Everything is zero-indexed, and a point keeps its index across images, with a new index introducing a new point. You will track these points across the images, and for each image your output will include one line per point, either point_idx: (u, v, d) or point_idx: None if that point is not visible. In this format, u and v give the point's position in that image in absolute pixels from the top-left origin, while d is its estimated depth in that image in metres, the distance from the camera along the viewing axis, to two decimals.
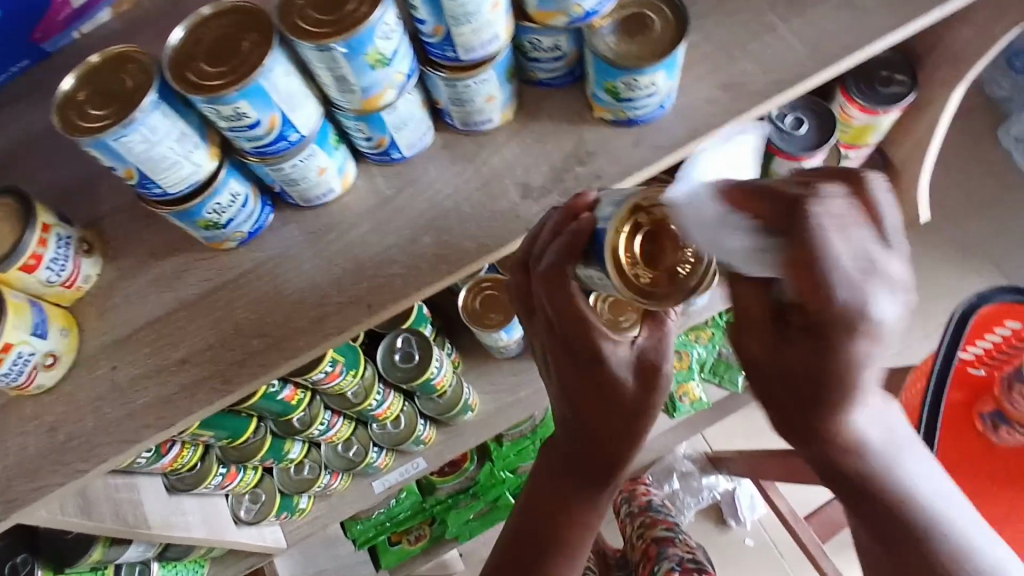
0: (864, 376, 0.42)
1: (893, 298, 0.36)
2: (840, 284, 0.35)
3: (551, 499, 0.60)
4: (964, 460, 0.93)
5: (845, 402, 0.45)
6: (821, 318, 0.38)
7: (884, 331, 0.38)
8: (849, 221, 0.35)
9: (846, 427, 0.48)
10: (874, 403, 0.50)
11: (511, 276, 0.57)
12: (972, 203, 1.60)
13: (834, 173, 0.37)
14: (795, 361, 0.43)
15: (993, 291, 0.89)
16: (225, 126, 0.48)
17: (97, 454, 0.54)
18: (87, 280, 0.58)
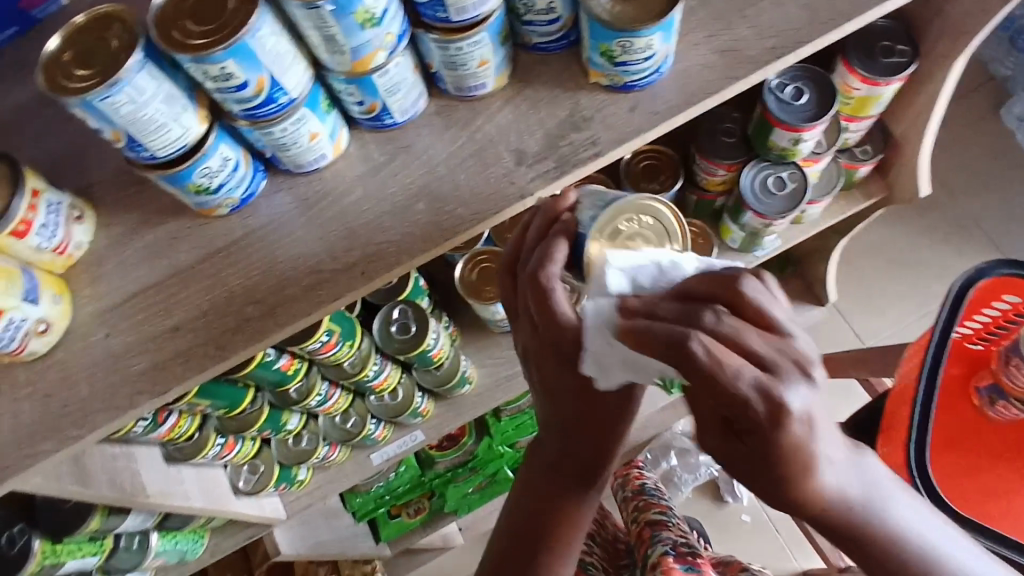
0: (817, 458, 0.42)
1: (806, 389, 0.40)
2: (752, 387, 0.40)
3: (538, 501, 0.60)
4: (959, 433, 0.94)
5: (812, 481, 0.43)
6: (756, 420, 0.40)
7: (812, 418, 0.41)
8: (741, 330, 0.41)
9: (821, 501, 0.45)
10: (846, 462, 0.45)
11: (499, 279, 0.60)
12: (973, 181, 1.59)
13: (721, 282, 0.44)
14: (748, 462, 0.43)
15: (992, 265, 0.86)
16: (213, 87, 0.47)
17: (92, 421, 0.54)
18: (79, 247, 0.57)
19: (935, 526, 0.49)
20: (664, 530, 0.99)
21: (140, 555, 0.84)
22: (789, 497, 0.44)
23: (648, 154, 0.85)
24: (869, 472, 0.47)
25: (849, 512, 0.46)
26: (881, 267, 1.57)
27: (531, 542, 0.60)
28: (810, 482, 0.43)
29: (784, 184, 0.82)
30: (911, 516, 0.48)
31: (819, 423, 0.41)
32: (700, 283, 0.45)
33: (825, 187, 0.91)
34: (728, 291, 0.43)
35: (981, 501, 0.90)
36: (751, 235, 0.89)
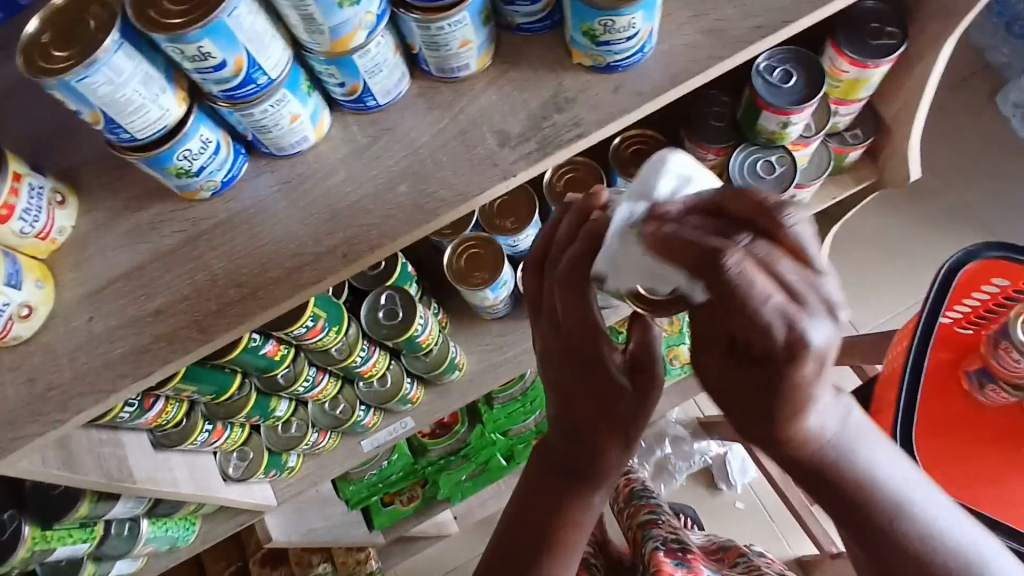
0: (814, 392, 0.42)
1: (829, 328, 0.36)
2: (772, 322, 0.36)
3: (544, 502, 0.61)
4: (949, 418, 0.94)
5: (802, 412, 0.44)
6: (765, 350, 0.38)
7: (826, 359, 0.38)
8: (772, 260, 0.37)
9: (802, 431, 0.47)
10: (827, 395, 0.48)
11: (524, 281, 0.62)
12: (967, 168, 1.58)
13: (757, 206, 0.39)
14: (754, 388, 0.43)
15: (982, 247, 0.86)
16: (191, 68, 0.47)
17: (75, 404, 0.54)
18: (62, 231, 0.57)
19: (909, 479, 0.51)
20: (655, 527, 0.99)
21: (131, 542, 0.84)
22: (774, 431, 0.46)
23: (642, 137, 0.84)
24: (848, 416, 0.50)
25: (823, 451, 0.49)
26: (875, 255, 1.57)
27: (535, 542, 0.60)
28: (796, 422, 0.45)
29: (772, 168, 0.82)
30: (887, 465, 0.51)
31: (829, 367, 0.40)
32: (732, 199, 0.40)
33: (815, 170, 0.90)
34: (764, 215, 0.38)
35: (975, 486, 0.90)
36: None
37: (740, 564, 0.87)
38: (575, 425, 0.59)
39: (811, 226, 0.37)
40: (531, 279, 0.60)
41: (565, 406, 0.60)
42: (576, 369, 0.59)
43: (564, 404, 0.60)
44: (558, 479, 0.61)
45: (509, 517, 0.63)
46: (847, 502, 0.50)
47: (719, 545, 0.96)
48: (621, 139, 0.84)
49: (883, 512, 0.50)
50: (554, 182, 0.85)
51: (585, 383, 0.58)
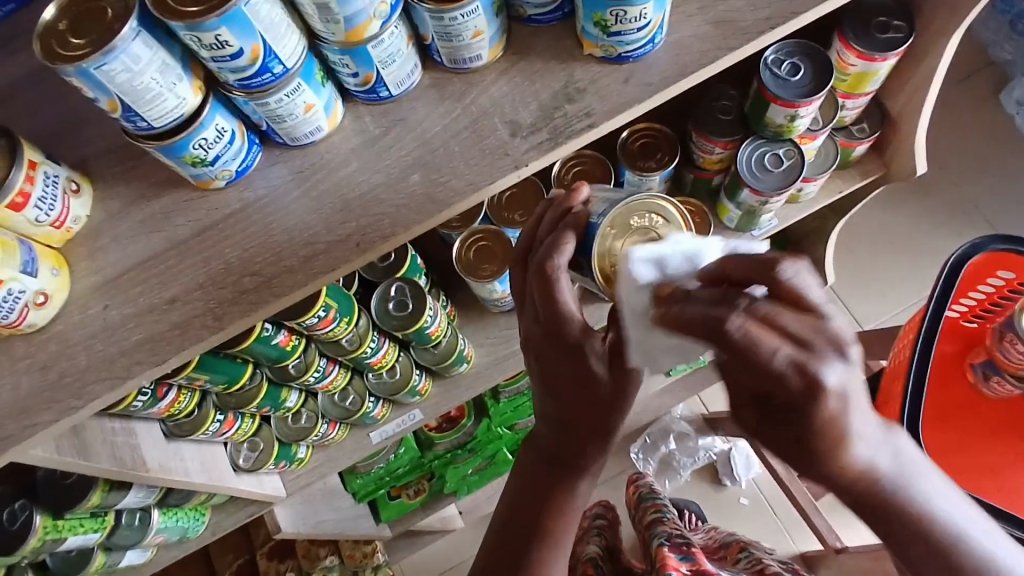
0: (850, 425, 0.43)
1: (843, 367, 0.40)
2: (784, 369, 0.40)
3: (535, 495, 0.62)
4: (955, 410, 0.95)
5: (845, 444, 0.44)
6: (787, 398, 0.41)
7: (845, 396, 0.41)
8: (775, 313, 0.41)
9: (851, 466, 0.45)
10: (880, 429, 0.46)
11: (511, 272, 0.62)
12: (972, 164, 1.58)
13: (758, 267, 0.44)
14: (784, 432, 0.44)
15: (986, 239, 0.86)
16: (208, 56, 0.48)
17: (91, 391, 0.55)
18: (77, 221, 0.58)
19: (961, 510, 0.50)
20: (662, 524, 0.94)
21: (141, 532, 0.85)
22: (821, 465, 0.45)
23: (650, 129, 0.85)
24: (902, 448, 0.48)
25: (880, 486, 0.47)
26: (880, 251, 1.57)
27: (527, 533, 0.62)
28: (845, 453, 0.44)
29: (780, 162, 0.82)
30: (939, 494, 0.49)
31: (854, 402, 0.42)
32: (735, 265, 0.46)
33: (822, 165, 0.90)
34: (765, 276, 0.43)
35: (984, 478, 0.90)
36: (747, 214, 0.89)
37: (742, 560, 0.84)
38: (561, 418, 0.58)
39: (807, 275, 0.42)
40: (517, 273, 0.60)
41: (547, 397, 0.58)
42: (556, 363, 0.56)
43: (552, 397, 0.58)
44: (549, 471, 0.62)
45: (504, 509, 0.64)
46: (903, 534, 0.49)
47: (721, 543, 0.96)
48: (630, 132, 0.85)
49: (933, 539, 0.49)
50: (563, 175, 0.86)
51: (564, 373, 0.56)
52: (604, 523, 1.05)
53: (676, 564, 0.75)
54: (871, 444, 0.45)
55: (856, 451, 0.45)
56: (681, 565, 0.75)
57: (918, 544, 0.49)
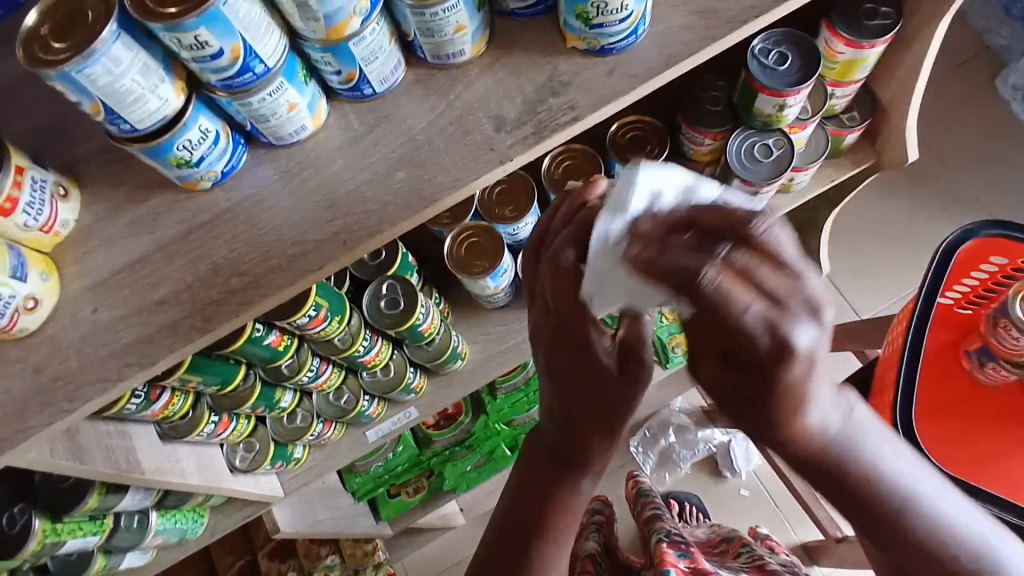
0: (809, 387, 0.42)
1: (815, 329, 0.38)
2: (756, 329, 0.38)
3: (536, 489, 0.62)
4: (953, 399, 0.94)
5: (799, 406, 0.44)
6: (754, 356, 0.40)
7: (812, 358, 0.39)
8: (751, 267, 0.37)
9: (804, 428, 0.46)
10: (834, 392, 0.47)
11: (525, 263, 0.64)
12: (967, 153, 1.58)
13: (724, 219, 0.39)
14: (745, 388, 0.43)
15: (978, 225, 0.86)
16: (189, 57, 0.48)
17: (83, 393, 0.55)
18: (65, 225, 0.58)
19: (921, 476, 0.50)
20: (660, 521, 0.94)
21: (140, 534, 0.85)
22: (777, 424, 0.45)
23: (639, 122, 0.85)
24: (852, 411, 0.49)
25: (834, 450, 0.48)
26: (879, 239, 1.56)
27: (527, 532, 0.61)
28: (800, 415, 0.45)
29: (769, 152, 0.82)
30: (894, 459, 0.50)
31: (822, 365, 0.41)
32: (705, 213, 0.41)
33: (812, 154, 0.90)
34: (736, 229, 0.38)
35: (984, 466, 0.90)
36: None
37: (742, 555, 0.84)
38: (566, 412, 0.60)
39: (787, 230, 0.38)
40: (531, 262, 0.62)
41: (556, 389, 0.60)
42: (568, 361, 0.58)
43: (558, 389, 0.59)
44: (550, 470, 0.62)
45: (502, 509, 0.64)
46: (862, 500, 0.50)
47: (721, 538, 0.94)
48: (619, 126, 0.85)
49: (887, 503, 0.49)
50: (553, 170, 0.86)
51: (577, 364, 0.58)
52: (600, 520, 1.04)
53: (674, 561, 0.75)
54: (826, 408, 0.46)
55: (809, 416, 0.46)
56: (679, 561, 0.75)
57: (872, 508, 0.50)
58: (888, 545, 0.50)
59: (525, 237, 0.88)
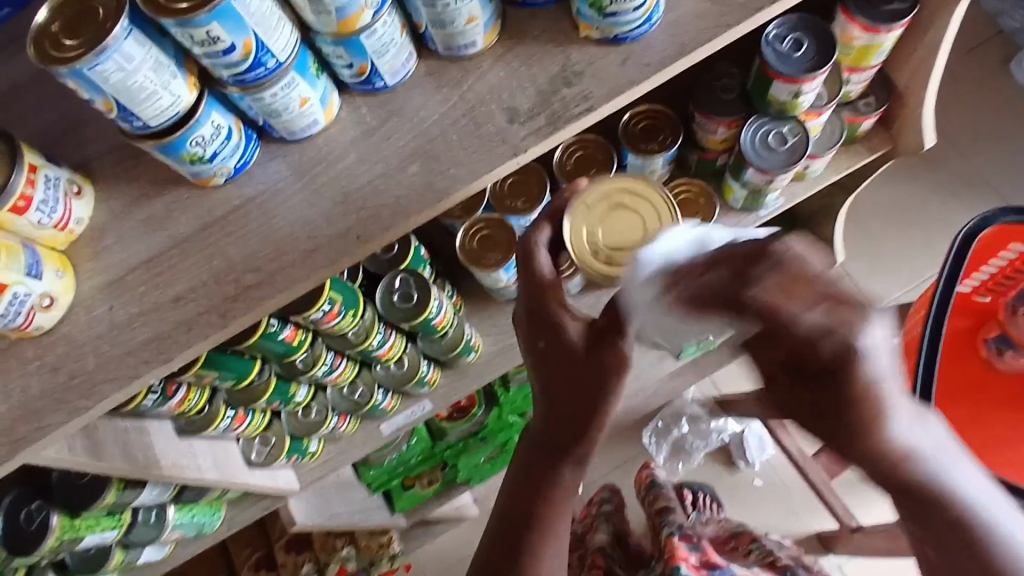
0: (881, 395, 0.46)
1: (881, 329, 0.43)
2: (821, 334, 0.43)
3: (527, 487, 0.61)
4: (973, 387, 0.92)
5: (881, 414, 0.47)
6: (825, 365, 0.45)
7: (875, 360, 0.44)
8: (783, 282, 0.44)
9: (889, 439, 0.49)
10: (919, 411, 0.49)
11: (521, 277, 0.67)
12: (982, 137, 1.56)
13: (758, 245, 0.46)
14: (817, 400, 0.48)
15: (996, 213, 0.86)
16: (201, 53, 0.47)
17: (101, 391, 0.55)
18: (79, 222, 0.58)
19: (994, 499, 0.53)
20: (672, 513, 0.93)
21: (157, 529, 0.86)
22: (855, 433, 0.48)
23: (650, 111, 0.84)
24: (932, 431, 0.50)
25: (919, 468, 0.50)
26: (893, 227, 1.55)
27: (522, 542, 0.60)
28: (880, 426, 0.48)
29: (784, 140, 0.81)
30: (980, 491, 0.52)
31: (887, 370, 0.45)
32: (725, 252, 0.50)
33: (827, 142, 0.89)
34: (765, 251, 0.45)
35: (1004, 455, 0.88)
36: (752, 193, 0.88)
37: (753, 552, 0.83)
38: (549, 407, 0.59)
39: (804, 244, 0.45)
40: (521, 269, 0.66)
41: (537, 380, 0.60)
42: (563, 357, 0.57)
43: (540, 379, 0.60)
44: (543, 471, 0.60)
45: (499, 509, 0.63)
46: (932, 516, 0.52)
47: (731, 533, 0.92)
48: (630, 116, 0.84)
49: (965, 520, 0.51)
50: (565, 161, 0.85)
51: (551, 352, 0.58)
52: (613, 507, 1.04)
53: (685, 555, 0.74)
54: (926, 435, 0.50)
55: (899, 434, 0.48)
56: (690, 555, 0.74)
57: (952, 529, 0.52)
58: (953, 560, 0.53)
59: None
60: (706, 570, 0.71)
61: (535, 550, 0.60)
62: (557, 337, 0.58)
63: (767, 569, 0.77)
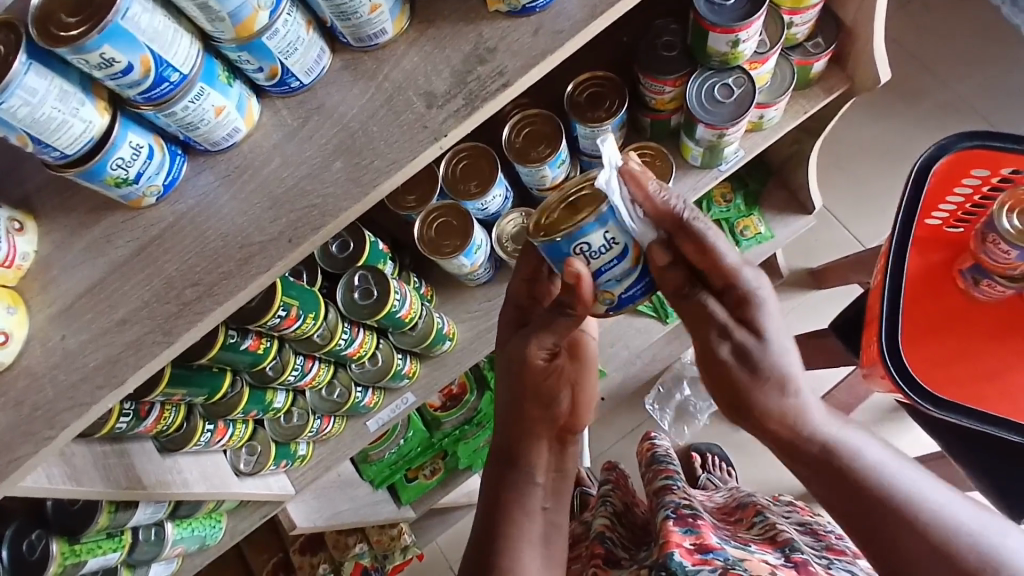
0: (781, 353, 0.59)
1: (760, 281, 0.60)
2: (727, 255, 0.59)
3: (492, 496, 0.68)
4: (947, 320, 0.95)
5: (768, 385, 0.59)
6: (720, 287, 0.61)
7: (760, 302, 0.59)
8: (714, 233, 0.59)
9: (772, 409, 0.60)
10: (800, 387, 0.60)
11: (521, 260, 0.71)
12: (960, 63, 1.53)
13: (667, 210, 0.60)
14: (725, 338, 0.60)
15: (951, 140, 0.81)
16: (102, 77, 0.47)
17: (62, 419, 0.55)
18: (26, 257, 0.58)
19: (925, 488, 0.57)
20: (670, 493, 0.91)
21: (159, 546, 0.87)
22: (750, 405, 0.60)
23: (591, 77, 0.83)
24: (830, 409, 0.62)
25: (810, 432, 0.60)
26: (873, 163, 1.52)
27: (494, 548, 0.64)
28: (761, 398, 0.59)
29: (731, 92, 0.80)
30: (960, 510, 0.56)
31: (772, 316, 0.59)
32: (656, 208, 0.60)
33: (779, 88, 0.88)
34: (638, 181, 0.60)
35: (970, 385, 0.93)
36: (709, 149, 0.87)
37: (755, 524, 0.84)
38: (510, 404, 0.69)
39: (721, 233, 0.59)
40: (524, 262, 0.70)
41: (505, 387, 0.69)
42: (501, 367, 0.70)
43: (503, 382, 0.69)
44: (503, 480, 0.67)
45: (480, 528, 0.66)
46: (860, 498, 0.58)
47: (737, 504, 0.95)
48: (573, 86, 0.83)
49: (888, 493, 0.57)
50: (513, 139, 0.84)
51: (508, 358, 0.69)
52: (612, 486, 1.05)
53: (679, 540, 0.72)
54: (875, 452, 0.60)
55: (787, 399, 0.60)
56: (684, 539, 0.73)
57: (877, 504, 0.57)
58: (889, 538, 0.56)
59: (496, 209, 0.87)
60: (699, 555, 0.69)
61: (506, 551, 0.63)
62: (500, 353, 0.70)
63: (766, 544, 0.76)
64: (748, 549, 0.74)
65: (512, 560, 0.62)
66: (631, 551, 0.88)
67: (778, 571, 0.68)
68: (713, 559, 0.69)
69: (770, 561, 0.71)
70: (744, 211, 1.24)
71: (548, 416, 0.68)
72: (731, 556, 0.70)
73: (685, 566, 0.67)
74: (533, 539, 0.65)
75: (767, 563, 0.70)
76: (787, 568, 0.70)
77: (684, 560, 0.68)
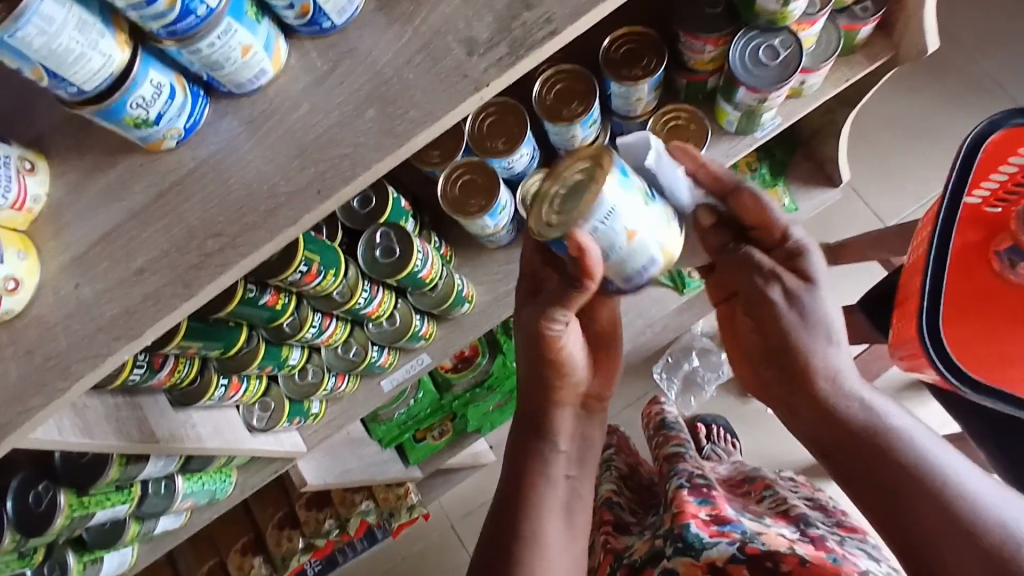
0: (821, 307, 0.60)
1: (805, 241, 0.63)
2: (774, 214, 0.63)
3: (515, 461, 0.67)
4: (976, 302, 0.88)
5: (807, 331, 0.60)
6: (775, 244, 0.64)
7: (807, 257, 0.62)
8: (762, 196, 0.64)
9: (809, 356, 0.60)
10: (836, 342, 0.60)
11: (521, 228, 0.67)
12: (997, 36, 1.47)
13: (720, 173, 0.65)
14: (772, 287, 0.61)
15: (1005, 115, 0.79)
16: (123, 6, 0.44)
17: (77, 370, 0.53)
18: (37, 200, 0.55)
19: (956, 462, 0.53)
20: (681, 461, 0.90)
21: (169, 499, 0.86)
22: (784, 351, 0.60)
23: (630, 31, 0.79)
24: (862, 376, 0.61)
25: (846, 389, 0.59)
26: (900, 138, 1.48)
27: (515, 514, 0.63)
28: (799, 344, 0.60)
29: (776, 53, 0.76)
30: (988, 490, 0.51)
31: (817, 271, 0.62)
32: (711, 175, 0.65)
33: (824, 53, 0.83)
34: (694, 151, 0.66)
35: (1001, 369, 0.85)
36: (746, 114, 0.83)
37: (766, 499, 0.84)
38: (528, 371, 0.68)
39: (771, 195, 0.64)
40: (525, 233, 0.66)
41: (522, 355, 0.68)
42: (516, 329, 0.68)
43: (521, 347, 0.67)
44: (526, 445, 0.67)
45: (502, 494, 0.66)
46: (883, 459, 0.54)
47: (745, 478, 0.94)
48: (608, 40, 0.79)
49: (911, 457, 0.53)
50: (544, 95, 0.80)
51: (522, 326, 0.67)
52: (615, 449, 1.03)
53: (694, 511, 0.72)
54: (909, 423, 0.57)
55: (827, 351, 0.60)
56: (699, 511, 0.72)
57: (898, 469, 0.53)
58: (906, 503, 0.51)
59: (522, 168, 0.84)
60: (716, 526, 0.69)
61: (530, 518, 0.63)
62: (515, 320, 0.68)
63: (780, 518, 0.76)
64: (763, 521, 0.73)
65: (536, 527, 0.62)
66: (639, 515, 0.89)
67: (795, 544, 0.67)
68: (730, 530, 0.68)
69: (787, 535, 0.70)
70: (769, 181, 1.19)
71: (570, 385, 0.69)
72: (748, 528, 0.69)
73: (702, 538, 0.67)
74: (557, 508, 0.65)
75: (783, 536, 0.69)
76: (804, 541, 0.69)
77: (701, 531, 0.68)
